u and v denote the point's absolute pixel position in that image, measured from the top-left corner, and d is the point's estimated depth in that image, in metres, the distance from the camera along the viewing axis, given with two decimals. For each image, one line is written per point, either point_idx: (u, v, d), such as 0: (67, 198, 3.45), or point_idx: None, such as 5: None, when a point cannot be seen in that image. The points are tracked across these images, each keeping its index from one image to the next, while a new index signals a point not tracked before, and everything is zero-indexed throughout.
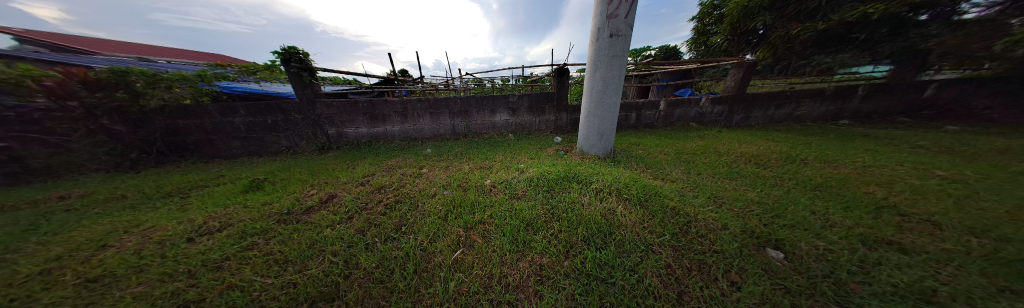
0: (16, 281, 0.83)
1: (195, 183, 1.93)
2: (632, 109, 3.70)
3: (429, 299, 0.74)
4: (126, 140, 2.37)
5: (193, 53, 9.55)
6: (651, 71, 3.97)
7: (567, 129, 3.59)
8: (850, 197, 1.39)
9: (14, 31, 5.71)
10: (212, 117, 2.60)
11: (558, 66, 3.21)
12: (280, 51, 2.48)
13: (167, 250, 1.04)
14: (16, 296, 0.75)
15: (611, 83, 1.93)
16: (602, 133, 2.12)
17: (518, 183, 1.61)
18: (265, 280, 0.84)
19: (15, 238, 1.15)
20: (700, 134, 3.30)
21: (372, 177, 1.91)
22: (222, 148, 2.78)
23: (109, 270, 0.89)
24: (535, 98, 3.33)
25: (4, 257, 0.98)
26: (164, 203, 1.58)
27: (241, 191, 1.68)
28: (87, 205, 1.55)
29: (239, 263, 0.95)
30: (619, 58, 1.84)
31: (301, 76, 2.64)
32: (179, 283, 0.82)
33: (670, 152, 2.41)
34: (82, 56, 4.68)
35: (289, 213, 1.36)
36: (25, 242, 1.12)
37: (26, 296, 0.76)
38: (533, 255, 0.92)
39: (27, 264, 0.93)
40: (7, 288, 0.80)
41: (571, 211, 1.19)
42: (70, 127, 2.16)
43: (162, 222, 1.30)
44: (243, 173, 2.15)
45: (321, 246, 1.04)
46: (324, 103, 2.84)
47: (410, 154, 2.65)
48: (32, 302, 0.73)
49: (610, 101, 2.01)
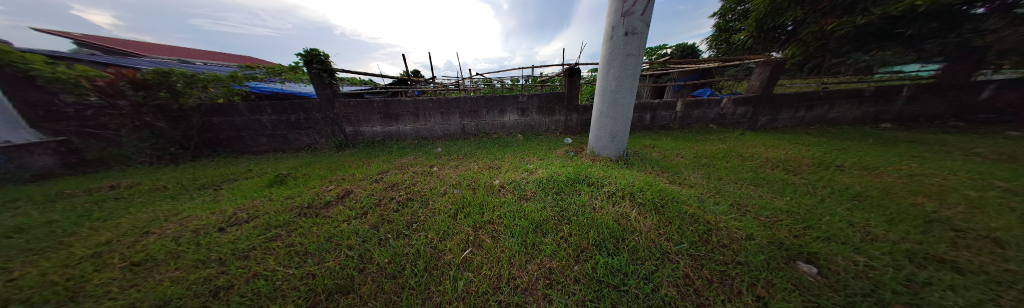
0: (74, 262, 0.93)
1: (227, 176, 2.08)
2: (647, 109, 3.57)
3: (439, 297, 0.76)
4: (167, 135, 2.59)
5: (225, 55, 10.29)
6: (667, 71, 3.81)
7: (578, 130, 3.53)
8: (896, 208, 1.25)
9: (74, 36, 6.43)
10: (243, 116, 2.80)
11: (570, 65, 3.15)
12: (303, 53, 2.61)
13: (200, 238, 1.12)
14: (72, 276, 0.85)
15: (625, 84, 1.87)
16: (614, 134, 2.07)
17: (527, 184, 1.60)
18: (286, 270, 0.89)
19: (74, 223, 1.29)
20: (719, 137, 3.13)
21: (386, 174, 1.97)
22: (251, 145, 2.99)
23: (151, 255, 0.98)
24: (545, 98, 3.30)
25: (62, 241, 1.11)
26: (199, 194, 1.72)
27: (267, 184, 1.80)
28: (133, 195, 1.71)
29: (264, 252, 1.01)
30: (635, 56, 1.78)
31: (322, 77, 2.77)
32: (210, 270, 0.89)
33: (687, 155, 2.31)
34: (132, 59, 5.20)
35: (309, 206, 1.43)
36: (82, 227, 1.26)
37: (80, 276, 0.86)
38: (542, 257, 0.91)
39: (82, 247, 1.04)
40: (68, 268, 0.90)
41: (583, 215, 1.16)
42: (120, 123, 2.40)
43: (197, 212, 1.41)
44: (268, 168, 2.30)
45: (338, 240, 1.09)
46: (342, 102, 2.96)
47: (422, 152, 2.70)
48: (86, 282, 0.82)
49: (625, 102, 1.94)
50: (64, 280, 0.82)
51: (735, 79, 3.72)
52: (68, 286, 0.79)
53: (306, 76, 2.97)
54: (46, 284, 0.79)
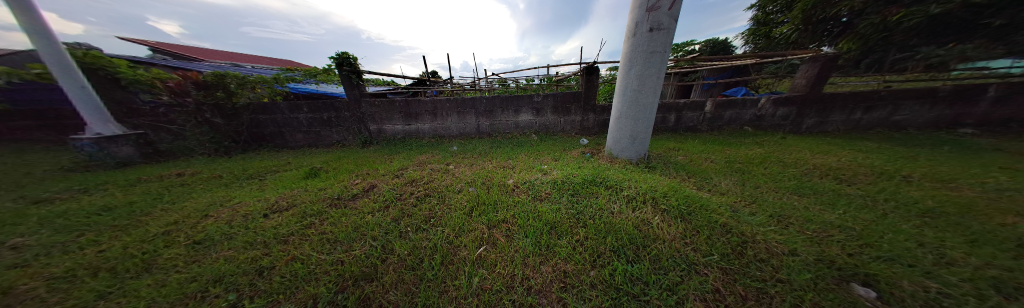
0: (149, 239, 1.14)
1: (269, 168, 2.32)
2: (672, 110, 3.37)
3: (454, 291, 0.78)
4: (223, 130, 2.95)
5: (267, 58, 11.48)
6: (695, 68, 3.56)
7: (594, 131, 3.42)
8: (988, 229, 1.04)
9: (151, 44, 7.58)
10: (283, 114, 3.11)
11: (588, 63, 3.06)
12: (335, 57, 2.83)
13: (249, 222, 1.27)
14: (148, 250, 1.04)
15: (648, 83, 1.78)
16: (635, 136, 1.97)
17: (542, 185, 1.58)
18: (320, 256, 0.97)
19: (149, 204, 1.54)
20: (755, 140, 2.86)
21: (406, 170, 2.07)
22: (289, 140, 3.30)
23: (208, 235, 1.15)
24: (561, 98, 3.24)
25: (140, 219, 1.35)
26: (247, 183, 1.94)
27: (303, 176, 1.98)
28: (195, 182, 1.97)
29: (300, 238, 1.11)
30: (660, 54, 1.68)
31: (351, 78, 2.98)
32: (256, 252, 1.00)
33: (717, 160, 2.14)
34: (196, 63, 6.00)
35: (339, 198, 1.55)
36: (157, 208, 1.50)
37: (155, 250, 1.05)
38: (557, 260, 0.90)
39: (156, 225, 1.25)
40: (145, 243, 1.10)
41: (600, 219, 1.13)
42: (186, 119, 2.77)
43: (245, 199, 1.59)
44: (304, 161, 2.53)
45: (363, 230, 1.16)
46: (368, 102, 3.17)
47: (438, 150, 2.79)
48: (158, 257, 1.00)
49: (647, 102, 1.85)
50: (140, 254, 1.02)
51: (776, 77, 3.37)
52: (143, 258, 0.99)
53: (337, 77, 3.21)
54: (127, 256, 1.00)
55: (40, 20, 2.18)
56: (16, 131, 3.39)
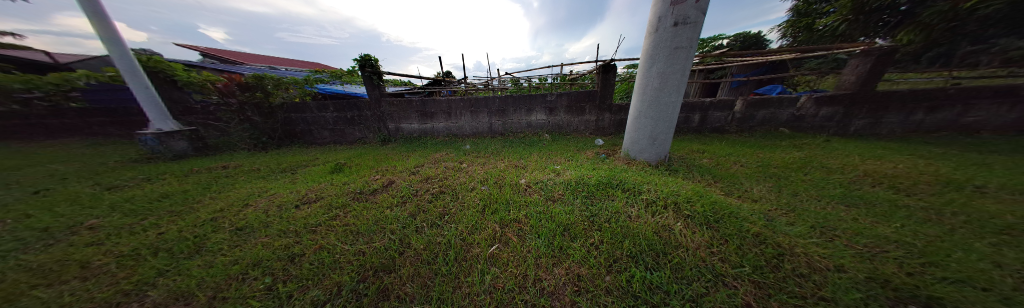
0: (199, 224, 1.29)
1: (300, 163, 2.52)
2: (696, 110, 3.19)
3: (467, 288, 0.79)
4: (262, 128, 3.23)
5: (297, 61, 12.45)
6: (723, 65, 3.32)
7: (610, 131, 3.31)
8: None
9: (201, 49, 8.51)
10: (313, 113, 3.35)
11: (604, 61, 2.97)
12: (359, 59, 2.99)
13: (282, 212, 1.38)
14: (200, 234, 1.17)
15: (671, 80, 1.68)
16: (654, 137, 1.88)
17: (555, 185, 1.56)
18: (344, 246, 1.03)
19: (200, 193, 1.74)
20: (792, 143, 2.60)
21: (422, 168, 2.14)
22: (317, 137, 3.55)
23: (248, 223, 1.27)
24: (575, 97, 3.17)
25: (192, 206, 1.53)
26: (280, 176, 2.13)
27: (329, 171, 2.13)
28: (237, 174, 2.19)
29: (327, 229, 1.19)
30: (685, 49, 1.58)
31: (373, 79, 3.14)
32: (288, 240, 1.09)
33: (747, 164, 1.98)
34: (239, 66, 6.66)
35: (360, 192, 1.63)
36: (206, 196, 1.69)
37: (205, 234, 1.18)
38: (570, 262, 0.88)
39: (206, 212, 1.41)
40: (196, 228, 1.24)
41: (616, 223, 1.09)
42: (232, 117, 3.09)
43: (279, 190, 1.74)
44: (330, 157, 2.71)
45: (383, 224, 1.22)
46: (387, 102, 3.31)
47: (452, 149, 2.85)
48: (207, 240, 1.13)
49: (670, 101, 1.74)
50: (192, 237, 1.15)
51: (818, 73, 3.05)
52: (195, 241, 1.12)
53: (359, 78, 3.40)
54: (181, 239, 1.15)
55: (111, 28, 2.46)
56: (100, 127, 3.98)
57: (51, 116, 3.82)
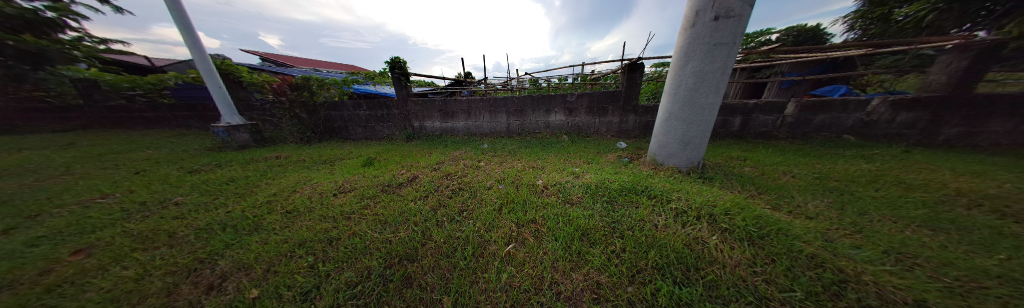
0: (257, 205, 1.49)
1: (336, 156, 2.78)
2: (738, 113, 2.92)
3: (484, 284, 0.81)
4: (308, 124, 3.60)
5: (336, 64, 13.81)
6: (770, 62, 2.96)
7: (634, 134, 3.14)
8: None
9: (261, 54, 9.84)
10: (349, 111, 3.68)
11: (630, 60, 2.82)
12: (389, 61, 3.24)
13: (322, 199, 1.55)
14: (257, 214, 1.36)
15: (708, 80, 1.54)
16: (686, 141, 1.74)
17: (573, 188, 1.53)
18: (373, 233, 1.12)
19: (257, 178, 2.01)
20: (859, 153, 2.22)
21: (443, 164, 2.24)
22: (351, 133, 3.87)
23: (295, 207, 1.43)
24: (597, 97, 3.06)
25: (250, 190, 1.77)
26: (320, 166, 2.38)
27: (361, 164, 2.32)
28: (287, 163, 2.49)
29: (359, 217, 1.31)
30: (726, 46, 1.44)
31: (401, 80, 3.36)
32: (326, 225, 1.21)
33: (798, 175, 1.73)
34: (290, 69, 7.58)
35: (388, 185, 1.76)
36: (261, 181, 1.95)
37: (260, 215, 1.36)
38: (588, 268, 0.85)
39: (262, 195, 1.63)
40: (255, 209, 1.45)
41: (640, 231, 1.04)
42: (284, 114, 3.49)
43: (320, 179, 1.94)
44: (362, 152, 2.96)
45: (407, 215, 1.30)
46: (413, 101, 3.52)
47: (470, 147, 2.93)
48: (262, 220, 1.30)
49: (706, 103, 1.60)
50: (252, 216, 1.35)
51: (892, 72, 2.58)
52: (254, 220, 1.30)
53: (389, 79, 3.66)
54: (243, 218, 1.34)
55: (196, 38, 2.97)
56: (184, 120, 4.79)
57: (151, 110, 4.70)
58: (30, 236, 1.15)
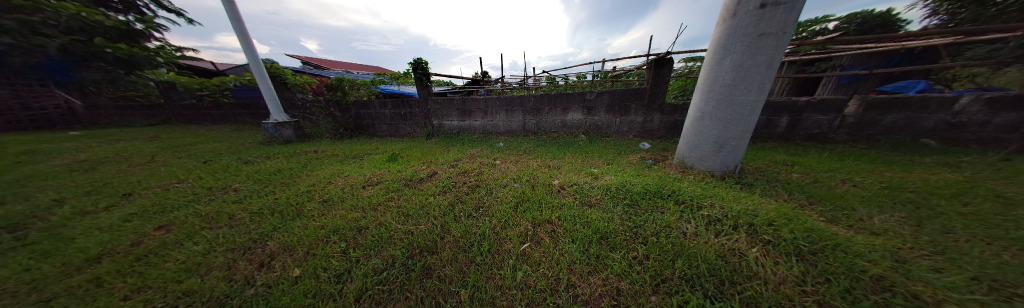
0: (298, 194, 1.66)
1: (363, 151, 2.99)
2: (786, 112, 2.61)
3: (500, 281, 0.81)
4: (342, 122, 3.92)
5: (364, 66, 14.85)
6: (827, 54, 2.57)
7: (659, 134, 2.94)
8: None
9: (302, 58, 10.94)
10: (376, 109, 3.94)
11: (657, 54, 2.64)
12: (412, 62, 3.41)
13: (353, 190, 1.69)
14: (298, 202, 1.52)
15: (751, 75, 1.38)
16: (721, 143, 1.60)
17: (591, 189, 1.49)
18: (397, 225, 1.19)
19: (297, 170, 2.24)
20: (947, 161, 1.84)
21: (460, 161, 2.31)
22: (377, 130, 4.13)
23: (329, 197, 1.58)
24: (619, 95, 2.92)
25: (291, 180, 1.98)
26: (351, 160, 2.58)
27: (386, 159, 2.48)
28: (323, 157, 2.75)
29: (385, 208, 1.39)
30: (773, 37, 1.28)
31: (423, 80, 3.51)
32: (356, 215, 1.30)
33: (861, 185, 1.49)
34: (326, 71, 8.31)
35: (411, 179, 1.86)
36: (301, 173, 2.17)
37: (301, 202, 1.52)
38: (608, 273, 0.82)
39: (302, 185, 1.81)
40: (297, 197, 1.62)
41: (666, 238, 0.97)
42: (322, 112, 3.85)
43: (351, 172, 2.11)
44: (386, 148, 3.15)
45: (427, 209, 1.36)
46: (433, 100, 3.67)
47: (486, 146, 2.97)
48: (303, 208, 1.44)
49: (747, 101, 1.44)
50: (295, 203, 1.51)
51: (991, 64, 2.12)
52: (296, 207, 1.45)
53: (411, 79, 3.85)
54: (287, 204, 1.50)
55: (252, 45, 3.39)
56: (240, 117, 5.47)
57: (215, 108, 5.45)
58: (126, 214, 1.40)
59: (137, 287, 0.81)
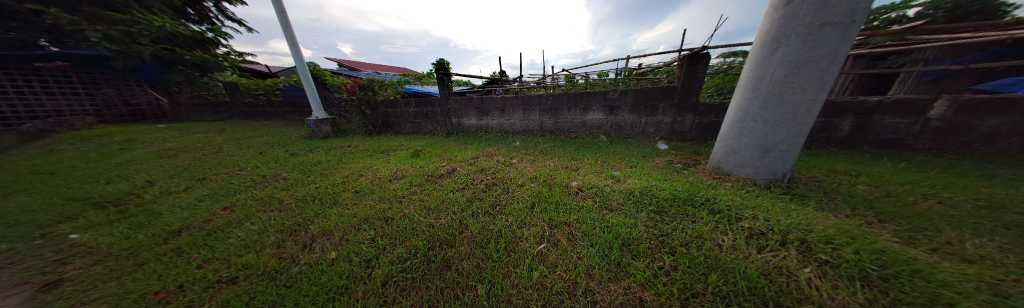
0: (334, 184, 1.83)
1: (388, 147, 3.19)
2: (849, 113, 2.26)
3: (516, 279, 0.82)
4: (372, 119, 4.22)
5: (390, 67, 15.80)
6: (910, 46, 2.14)
7: (690, 136, 2.72)
8: None
9: (338, 61, 11.99)
10: (401, 108, 4.17)
11: (691, 50, 2.44)
12: (435, 63, 3.56)
13: (380, 183, 1.80)
14: (333, 192, 1.67)
15: (808, 71, 1.22)
16: (766, 148, 1.44)
17: (612, 193, 1.43)
18: (419, 217, 1.26)
19: (331, 163, 2.46)
20: None
21: (478, 159, 2.36)
22: (402, 128, 4.37)
23: (360, 188, 1.71)
24: (645, 94, 2.75)
25: (326, 172, 2.18)
26: (377, 155, 2.77)
27: (410, 155, 2.62)
28: (354, 151, 2.99)
29: (409, 201, 1.47)
30: (839, 27, 1.10)
31: (445, 79, 3.64)
32: (383, 206, 1.40)
33: (953, 202, 1.23)
34: (357, 72, 9.01)
35: (432, 175, 1.95)
36: (334, 165, 2.37)
37: (336, 192, 1.67)
38: (630, 282, 0.78)
39: (337, 177, 1.99)
40: (333, 187, 1.78)
41: (696, 249, 0.90)
42: (355, 110, 4.19)
43: (379, 166, 2.28)
44: (409, 145, 3.32)
45: (447, 204, 1.41)
46: (453, 99, 3.79)
47: (503, 145, 2.99)
48: (337, 198, 1.58)
49: (802, 101, 1.27)
50: (331, 193, 1.67)
51: None
52: (332, 196, 1.60)
53: (433, 80, 4.02)
54: (324, 193, 1.66)
55: (298, 50, 3.81)
56: (286, 114, 6.17)
57: (267, 106, 6.21)
58: (200, 195, 1.67)
59: (209, 258, 0.97)
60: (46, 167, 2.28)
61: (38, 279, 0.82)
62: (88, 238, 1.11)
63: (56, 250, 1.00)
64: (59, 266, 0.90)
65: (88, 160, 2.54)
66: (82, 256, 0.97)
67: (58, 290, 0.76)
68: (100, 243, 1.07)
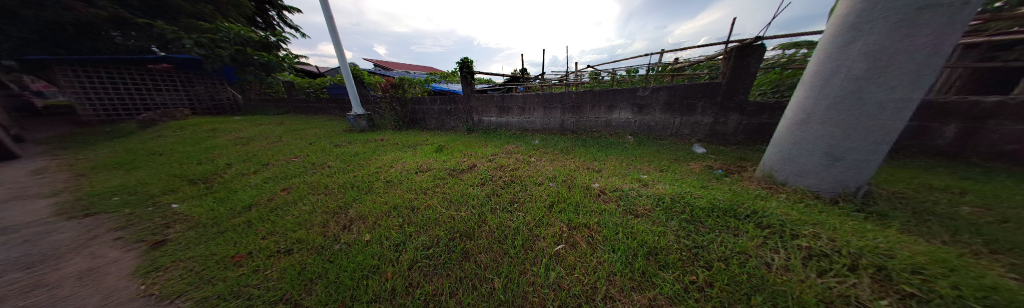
0: (369, 174, 2.02)
1: (414, 142, 3.40)
2: (960, 116, 1.79)
3: (532, 277, 0.82)
4: (402, 115, 4.57)
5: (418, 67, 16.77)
6: None
7: (734, 140, 2.43)
8: None
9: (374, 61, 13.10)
10: (426, 104, 4.41)
11: (740, 41, 2.16)
12: (460, 62, 3.68)
13: (408, 175, 1.93)
14: (368, 181, 1.83)
15: (900, 65, 0.99)
16: (837, 157, 1.22)
17: (639, 197, 1.35)
18: (442, 209, 1.32)
19: (365, 154, 2.71)
20: None
21: (497, 156, 2.39)
22: (427, 124, 4.62)
23: (390, 179, 1.86)
24: (682, 91, 2.50)
25: (361, 162, 2.40)
26: (405, 149, 2.98)
27: (434, 150, 2.76)
28: (385, 144, 3.25)
29: (433, 193, 1.56)
30: (951, 7, 0.87)
31: (468, 77, 3.75)
32: (410, 196, 1.50)
33: None
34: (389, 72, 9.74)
35: (454, 170, 2.02)
36: (368, 157, 2.61)
37: (370, 181, 1.84)
38: (655, 293, 0.73)
39: (370, 167, 2.18)
40: (367, 176, 1.96)
41: (737, 266, 0.80)
42: (387, 106, 4.55)
43: (407, 159, 2.44)
44: (433, 140, 3.50)
45: (467, 199, 1.46)
46: (475, 97, 3.89)
47: (522, 142, 2.99)
48: (372, 186, 1.74)
49: (890, 101, 1.04)
50: (365, 181, 1.84)
51: None
52: (367, 184, 1.77)
53: (457, 78, 4.17)
54: (360, 181, 1.84)
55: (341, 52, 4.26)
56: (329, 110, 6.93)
57: (314, 102, 7.06)
58: (264, 177, 1.98)
59: (270, 231, 1.14)
60: (157, 149, 2.90)
61: (151, 237, 1.07)
62: (186, 208, 1.40)
63: (164, 216, 1.29)
64: (165, 229, 1.16)
65: (186, 144, 3.17)
66: (180, 222, 1.23)
67: (162, 248, 0.98)
68: (192, 212, 1.34)
